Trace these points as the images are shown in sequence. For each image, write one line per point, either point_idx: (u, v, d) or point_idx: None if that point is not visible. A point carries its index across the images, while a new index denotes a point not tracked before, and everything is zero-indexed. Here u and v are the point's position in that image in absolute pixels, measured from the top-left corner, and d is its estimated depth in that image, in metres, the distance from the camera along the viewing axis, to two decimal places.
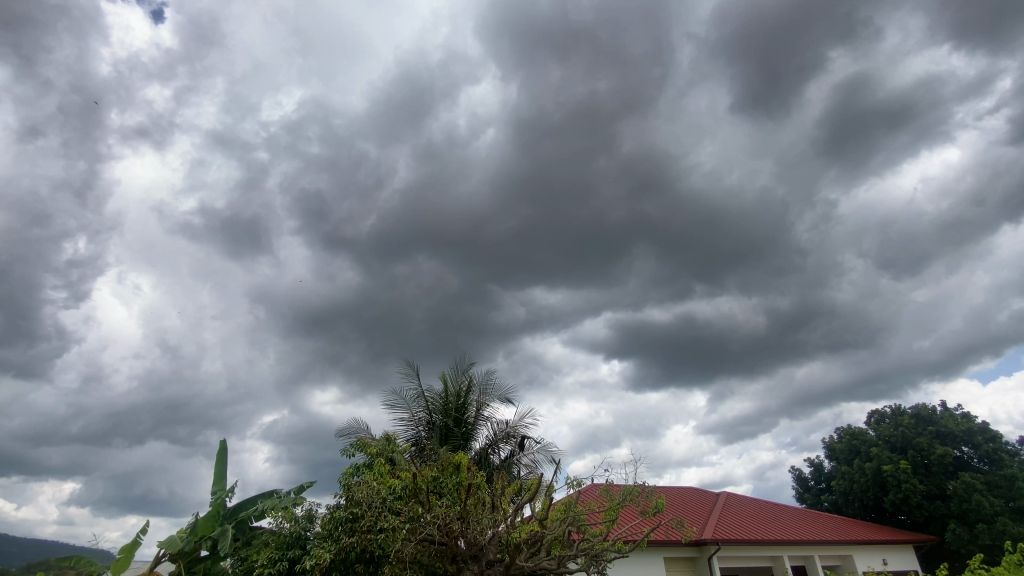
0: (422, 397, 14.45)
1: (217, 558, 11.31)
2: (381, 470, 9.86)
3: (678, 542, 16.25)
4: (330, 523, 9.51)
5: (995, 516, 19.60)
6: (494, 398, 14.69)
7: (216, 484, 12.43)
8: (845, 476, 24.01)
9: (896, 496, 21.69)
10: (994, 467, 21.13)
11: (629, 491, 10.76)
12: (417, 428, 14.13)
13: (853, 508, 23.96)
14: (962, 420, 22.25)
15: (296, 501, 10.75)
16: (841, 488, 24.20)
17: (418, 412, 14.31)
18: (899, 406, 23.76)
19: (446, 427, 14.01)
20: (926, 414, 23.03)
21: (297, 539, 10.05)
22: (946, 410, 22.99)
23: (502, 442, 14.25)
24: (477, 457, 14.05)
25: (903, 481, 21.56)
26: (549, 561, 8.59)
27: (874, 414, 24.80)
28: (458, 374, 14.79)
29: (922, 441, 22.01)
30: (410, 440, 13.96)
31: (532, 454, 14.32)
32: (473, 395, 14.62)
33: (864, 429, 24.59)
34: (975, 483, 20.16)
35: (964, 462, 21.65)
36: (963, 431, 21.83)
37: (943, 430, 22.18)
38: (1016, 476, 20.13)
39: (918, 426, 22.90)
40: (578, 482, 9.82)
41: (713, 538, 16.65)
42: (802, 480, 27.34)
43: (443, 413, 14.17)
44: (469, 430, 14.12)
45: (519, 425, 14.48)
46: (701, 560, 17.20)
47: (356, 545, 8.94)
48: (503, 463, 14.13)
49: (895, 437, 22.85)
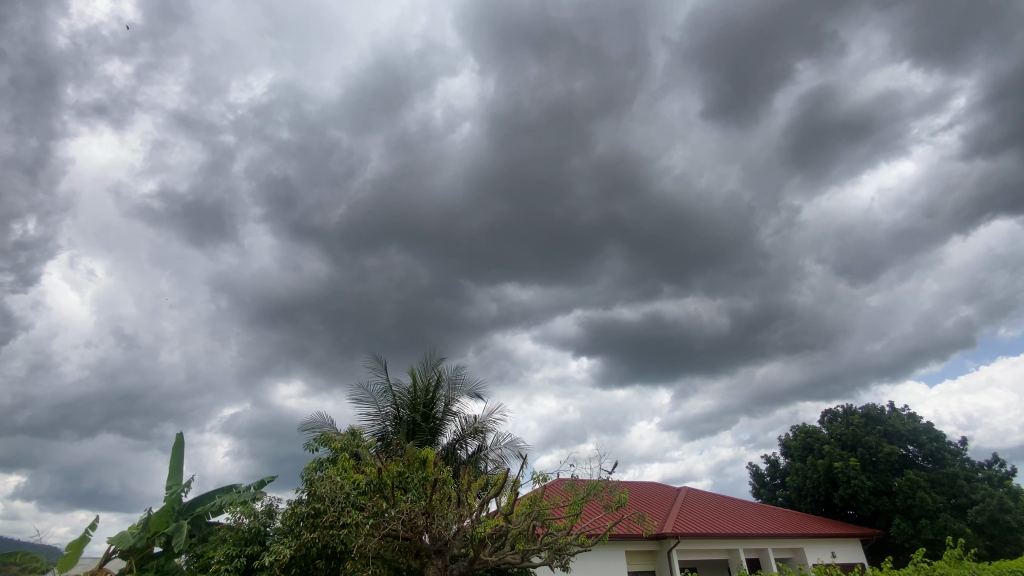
0: (389, 391, 14.33)
1: (171, 555, 10.96)
2: (344, 465, 9.70)
3: (639, 536, 16.63)
4: (291, 519, 9.33)
5: (937, 512, 20.77)
6: (462, 393, 14.67)
7: (171, 478, 12.03)
8: (799, 472, 25.06)
9: (845, 491, 22.77)
10: (937, 465, 22.38)
11: (593, 486, 10.91)
12: (384, 423, 14.00)
13: (805, 503, 25.03)
14: (907, 420, 23.51)
15: (255, 497, 10.50)
16: (795, 484, 25.24)
17: (386, 407, 14.19)
18: (850, 406, 24.91)
19: (413, 422, 13.93)
20: (875, 414, 24.25)
21: (255, 535, 9.84)
22: (894, 410, 24.25)
23: (470, 437, 14.26)
24: (444, 452, 14.03)
25: (853, 478, 22.63)
26: (513, 555, 8.63)
27: (827, 413, 25.91)
28: (427, 368, 14.71)
29: (871, 439, 23.16)
30: (376, 435, 13.82)
31: (499, 449, 14.38)
32: (441, 390, 14.57)
33: (818, 427, 25.68)
34: (918, 480, 21.34)
35: (908, 460, 22.88)
36: (908, 430, 23.06)
37: (890, 429, 23.39)
38: (956, 474, 21.39)
39: (868, 425, 24.07)
40: (545, 478, 9.90)
41: (673, 532, 17.14)
42: (759, 475, 28.37)
43: (411, 408, 14.07)
44: (436, 426, 14.06)
45: (486, 420, 14.49)
46: (661, 554, 17.67)
47: (317, 541, 8.81)
48: (470, 458, 14.15)
49: (846, 436, 23.96)
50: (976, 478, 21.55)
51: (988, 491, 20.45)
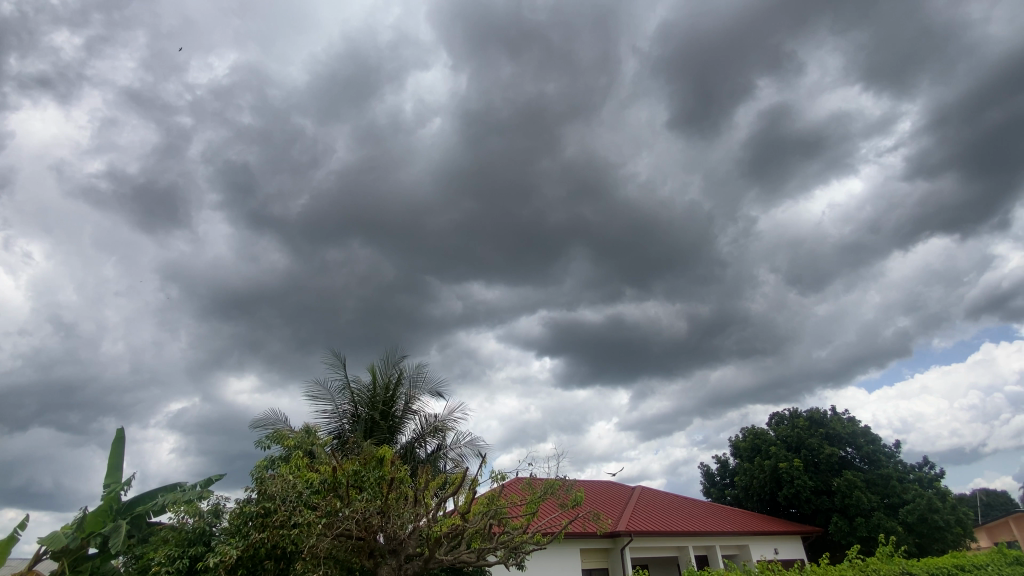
0: (347, 388, 14.07)
1: (107, 556, 10.41)
2: (297, 463, 9.45)
3: (593, 534, 16.96)
4: (239, 518, 9.02)
5: (872, 511, 22.08)
6: (423, 391, 14.57)
7: (109, 476, 11.41)
8: (747, 472, 26.14)
9: (789, 491, 23.92)
10: (872, 466, 23.77)
11: (550, 485, 11.03)
12: (341, 421, 13.74)
13: (752, 502, 26.13)
14: (847, 423, 24.89)
15: (201, 496, 10.10)
16: (742, 483, 26.31)
17: (343, 404, 13.93)
18: (796, 409, 26.16)
19: (371, 420, 13.71)
20: (818, 417, 25.56)
21: (200, 535, 9.47)
22: (835, 414, 25.62)
23: (429, 436, 14.17)
24: (402, 451, 13.89)
25: (796, 478, 23.80)
26: (469, 554, 8.64)
27: (775, 416, 27.14)
28: (387, 366, 14.53)
29: (813, 441, 24.43)
30: (332, 433, 13.55)
31: (459, 448, 14.35)
32: (402, 388, 14.41)
33: (766, 429, 26.86)
34: (855, 480, 22.63)
35: (847, 461, 24.22)
36: (848, 433, 24.42)
37: (832, 432, 24.71)
38: (890, 475, 22.80)
39: (811, 428, 25.35)
40: (503, 476, 9.96)
41: (627, 530, 17.55)
42: (710, 475, 29.43)
43: (370, 406, 13.86)
44: (395, 424, 13.90)
45: (447, 419, 14.43)
46: (614, 552, 18.07)
47: (266, 541, 8.56)
48: (429, 457, 14.06)
49: (791, 437, 25.17)
50: (907, 479, 23.02)
51: (918, 492, 21.87)
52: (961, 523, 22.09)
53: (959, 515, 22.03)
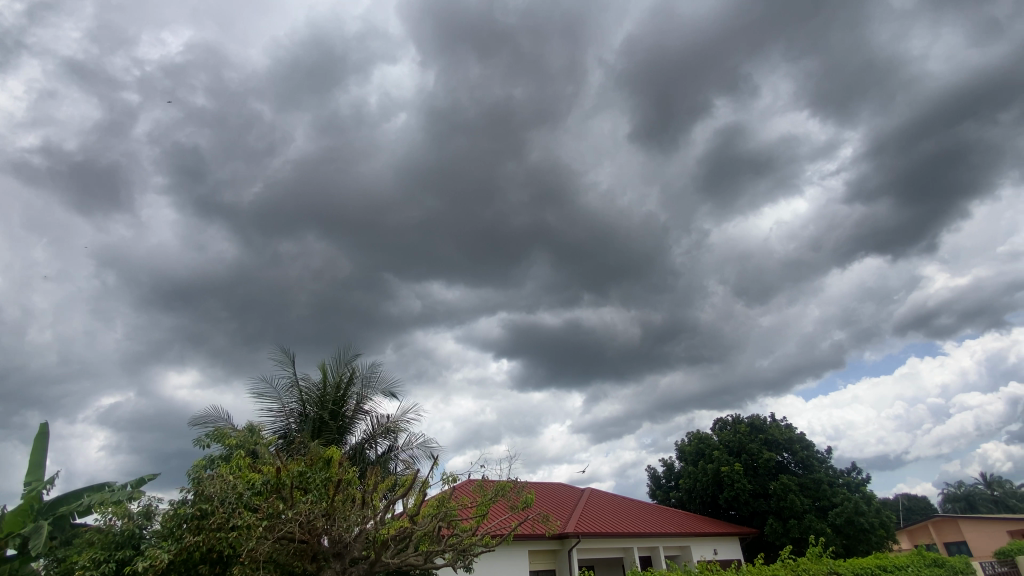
0: (296, 387, 13.67)
1: (26, 559, 9.68)
2: (239, 463, 9.10)
3: (542, 536, 17.16)
4: (172, 521, 8.59)
5: (804, 513, 23.38)
6: (376, 391, 14.33)
7: (30, 473, 10.60)
8: (691, 475, 27.14)
9: (729, 493, 25.02)
10: (806, 471, 25.18)
11: (501, 487, 11.09)
12: (287, 420, 13.33)
13: (694, 504, 27.14)
14: (785, 429, 26.28)
15: (132, 496, 9.55)
16: (686, 486, 27.30)
17: (291, 403, 13.51)
18: (739, 416, 27.41)
19: (320, 420, 13.35)
20: (758, 423, 26.88)
21: (128, 538, 8.95)
22: (774, 421, 27.00)
23: (380, 436, 13.96)
24: (351, 452, 13.61)
25: (736, 481, 24.91)
26: (416, 557, 8.57)
27: (719, 421, 28.33)
28: (339, 364, 14.21)
29: (753, 446, 25.64)
30: (277, 433, 13.13)
31: (410, 450, 14.22)
32: (353, 388, 14.13)
33: (710, 434, 28.01)
34: (790, 484, 23.92)
35: (783, 466, 25.57)
36: (785, 439, 25.77)
37: (770, 437, 26.02)
38: (821, 480, 24.23)
39: (752, 433, 26.62)
40: (454, 478, 9.94)
41: (575, 531, 17.84)
42: (656, 478, 30.36)
43: (318, 405, 13.50)
44: (345, 424, 13.60)
45: (399, 420, 14.24)
46: (562, 553, 18.34)
47: (201, 545, 8.19)
48: (379, 458, 13.85)
49: (733, 442, 26.36)
50: (837, 483, 24.53)
51: (846, 496, 23.33)
52: (883, 525, 23.72)
53: (882, 517, 23.65)
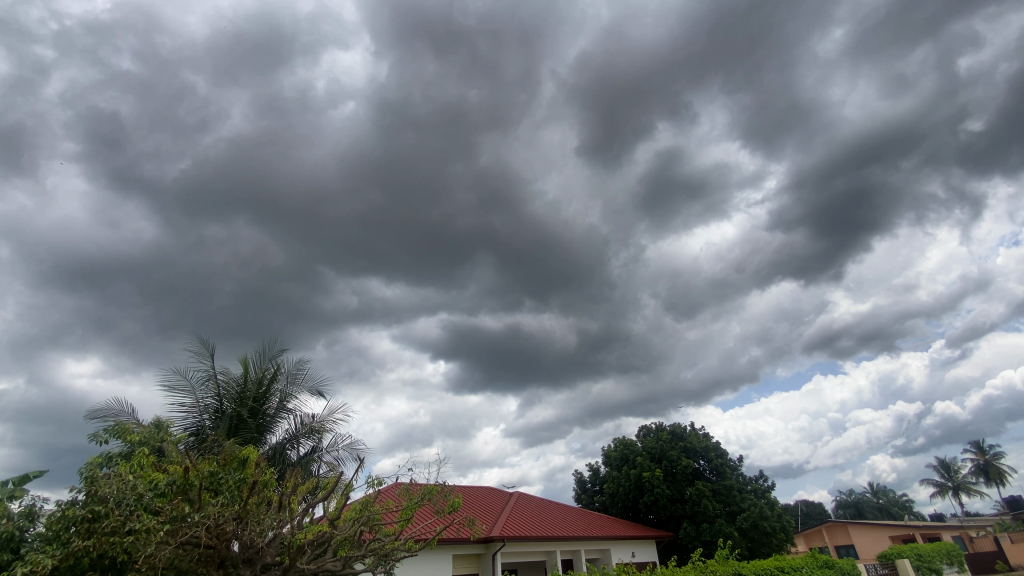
0: (213, 380, 12.89)
1: None
2: (141, 461, 8.42)
3: (466, 540, 17.16)
4: (59, 523, 7.80)
5: (715, 517, 24.86)
6: (301, 389, 13.79)
7: None
8: (615, 480, 28.18)
9: (648, 498, 26.22)
10: (719, 477, 26.80)
11: (428, 490, 11.01)
12: (201, 417, 12.52)
13: (616, 508, 28.20)
14: (702, 438, 27.88)
15: (13, 495, 8.60)
16: (610, 490, 28.32)
17: (205, 398, 12.71)
18: (662, 423, 28.81)
19: (237, 417, 12.61)
20: (679, 431, 28.36)
21: (6, 543, 8.04)
22: (694, 430, 28.57)
23: (303, 437, 13.43)
24: (271, 452, 13.00)
25: (655, 486, 26.14)
26: (334, 562, 8.29)
27: (643, 429, 29.63)
28: (263, 359, 13.55)
29: (673, 453, 27.01)
30: (188, 429, 12.30)
31: (335, 451, 13.77)
32: (277, 385, 13.52)
33: (634, 441, 29.25)
34: (705, 490, 25.39)
35: (699, 472, 27.11)
36: (702, 447, 27.35)
37: (689, 445, 27.52)
38: (733, 486, 25.86)
39: (673, 441, 28.04)
40: (379, 481, 9.73)
41: (500, 535, 17.97)
42: (582, 482, 31.27)
43: (237, 402, 12.79)
44: (265, 423, 12.99)
45: (325, 420, 13.74)
46: (486, 557, 18.45)
47: (91, 550, 7.49)
48: (300, 460, 13.31)
49: (655, 449, 27.68)
50: (745, 489, 26.30)
51: (753, 501, 25.06)
52: (784, 529, 25.69)
53: (782, 521, 25.62)
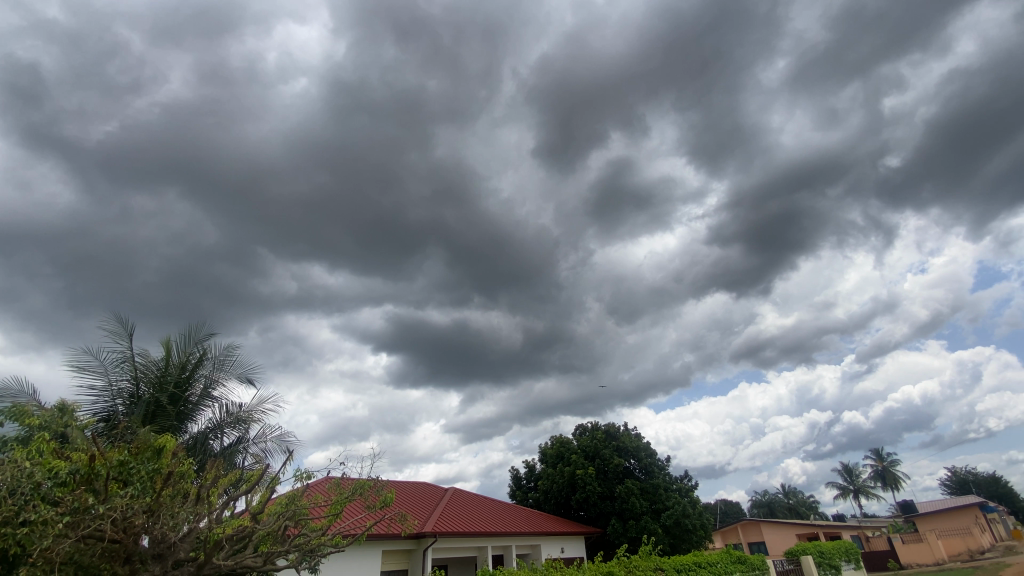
0: (130, 362, 12.03)
1: None
2: (40, 447, 7.72)
3: (397, 535, 16.99)
4: None
5: (642, 514, 25.93)
6: (229, 376, 13.14)
7: None
8: (549, 477, 28.86)
9: (580, 495, 27.01)
10: (647, 476, 27.98)
11: (360, 485, 10.79)
12: (113, 401, 11.66)
13: (548, 504, 28.86)
14: (633, 438, 29.03)
15: None
16: (544, 487, 28.97)
17: (120, 382, 11.86)
18: (597, 423, 29.76)
19: (155, 403, 11.83)
20: (613, 430, 29.41)
21: None
22: (627, 430, 29.69)
23: (228, 427, 12.81)
24: (191, 442, 12.31)
25: (587, 484, 26.96)
26: (254, 559, 7.98)
27: (580, 427, 30.48)
28: (188, 343, 12.81)
29: (606, 452, 27.97)
30: (97, 414, 11.42)
31: (262, 443, 13.24)
32: (202, 370, 12.84)
33: (570, 439, 30.05)
34: (633, 488, 26.45)
35: (629, 471, 28.20)
36: (633, 447, 28.48)
37: (621, 444, 28.61)
38: (659, 485, 27.07)
39: (606, 440, 29.05)
40: (308, 475, 9.47)
41: (432, 531, 17.93)
42: (517, 478, 31.76)
43: (156, 387, 12.02)
44: (186, 411, 12.28)
45: (253, 410, 13.16)
46: (417, 552, 18.36)
47: None
48: (223, 451, 12.69)
49: (589, 447, 28.58)
50: (671, 488, 27.59)
51: (677, 499, 26.35)
52: (704, 526, 27.20)
53: (702, 519, 27.10)
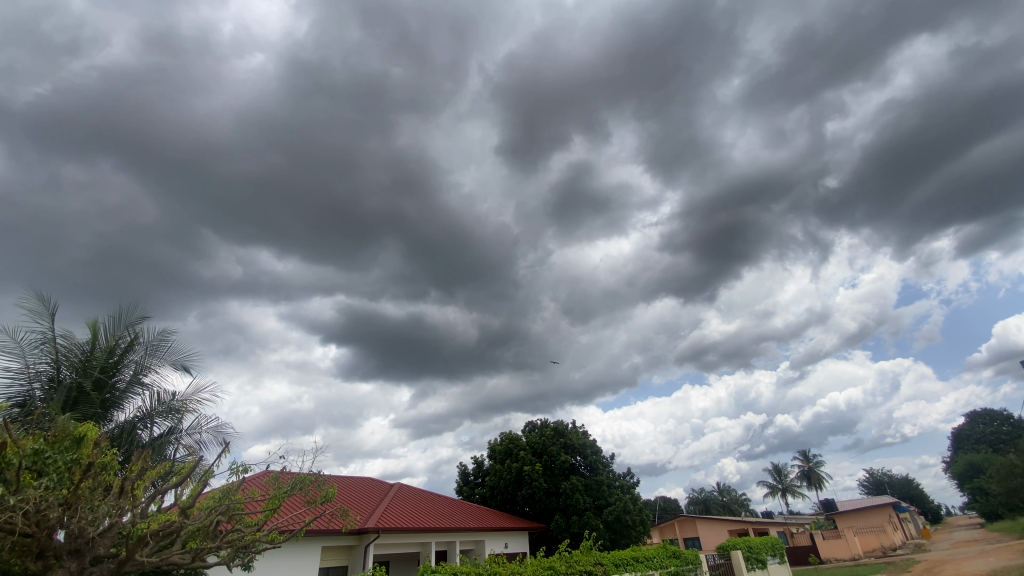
0: (50, 343, 11.19)
1: None
2: None
3: (337, 531, 16.66)
4: None
5: (585, 510, 26.56)
6: (162, 363, 12.46)
7: None
8: (496, 473, 29.11)
9: (526, 491, 27.38)
10: (592, 473, 28.70)
11: (300, 480, 10.51)
12: (29, 385, 10.79)
13: (494, 499, 29.10)
14: (581, 435, 29.70)
15: None
16: (491, 483, 29.17)
17: (38, 365, 10.99)
18: (546, 420, 30.24)
19: (78, 389, 11.05)
20: (561, 428, 29.97)
21: None
22: (574, 427, 30.34)
23: (159, 416, 12.15)
24: (116, 431, 11.58)
25: (534, 480, 27.36)
26: (181, 555, 7.60)
27: (529, 424, 30.87)
28: (118, 325, 12.07)
29: (554, 448, 28.48)
30: (10, 399, 10.53)
31: (197, 434, 12.64)
32: (132, 356, 12.12)
33: (519, 435, 30.38)
34: (578, 485, 27.07)
35: (575, 468, 28.81)
36: (580, 444, 29.14)
37: (569, 442, 29.22)
38: (603, 481, 27.83)
39: (554, 437, 29.58)
40: (245, 469, 9.15)
41: (375, 527, 17.68)
42: (465, 474, 31.81)
43: (80, 371, 11.24)
44: (112, 398, 11.55)
45: (188, 399, 12.54)
46: (358, 549, 18.06)
47: None
48: (152, 442, 12.02)
49: (537, 444, 29.03)
50: (614, 484, 28.42)
51: (619, 496, 27.16)
52: (643, 522, 28.23)
53: (642, 515, 28.07)
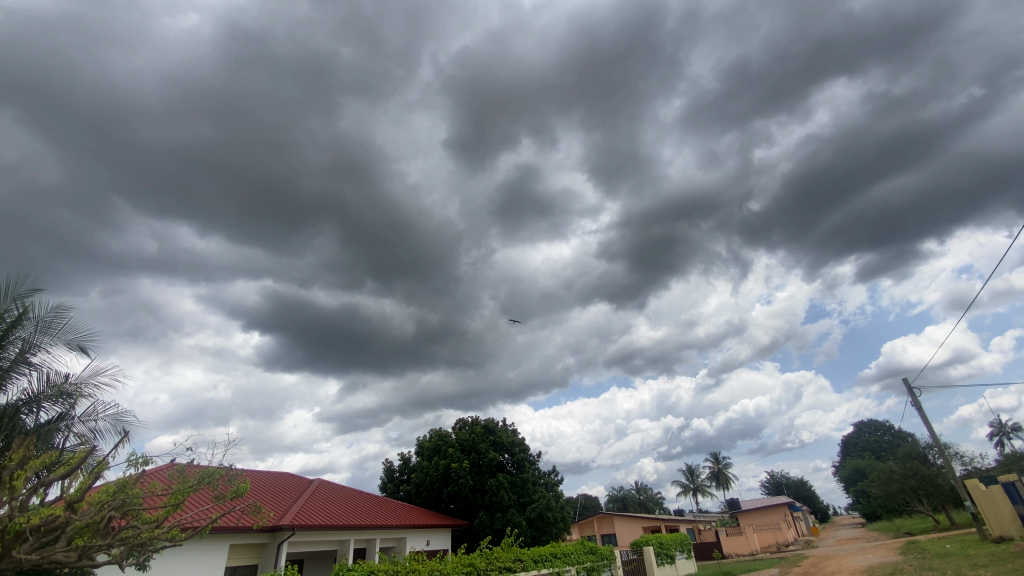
0: None
1: None
2: None
3: (249, 528, 15.88)
4: None
5: (509, 507, 26.94)
6: (55, 342, 11.29)
7: None
8: (423, 470, 28.90)
9: (452, 487, 27.38)
10: (518, 470, 29.20)
11: (209, 474, 9.95)
12: None
13: (419, 496, 28.87)
14: (510, 434, 30.12)
15: None
16: (417, 480, 28.91)
17: None
18: (477, 418, 30.38)
19: None
20: (491, 426, 30.23)
21: None
22: (504, 426, 30.70)
23: (47, 401, 11.02)
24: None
25: (460, 477, 27.41)
26: (67, 552, 7.01)
27: (460, 421, 30.87)
28: (3, 298, 10.80)
29: (482, 446, 28.68)
30: None
31: (92, 422, 11.59)
32: (20, 333, 10.93)
33: (448, 432, 30.30)
34: (504, 482, 27.42)
35: (502, 465, 29.17)
36: (508, 443, 29.54)
37: (498, 440, 29.54)
38: (528, 479, 28.39)
39: (484, 435, 29.77)
40: (147, 460, 8.51)
41: (290, 524, 17.00)
42: (390, 471, 31.28)
43: None
44: None
45: (84, 383, 11.45)
46: (270, 547, 17.31)
47: None
48: (37, 429, 10.86)
49: (466, 441, 29.12)
50: (539, 483, 29.07)
51: (542, 494, 27.80)
52: (563, 519, 29.02)
53: (563, 512, 28.92)
